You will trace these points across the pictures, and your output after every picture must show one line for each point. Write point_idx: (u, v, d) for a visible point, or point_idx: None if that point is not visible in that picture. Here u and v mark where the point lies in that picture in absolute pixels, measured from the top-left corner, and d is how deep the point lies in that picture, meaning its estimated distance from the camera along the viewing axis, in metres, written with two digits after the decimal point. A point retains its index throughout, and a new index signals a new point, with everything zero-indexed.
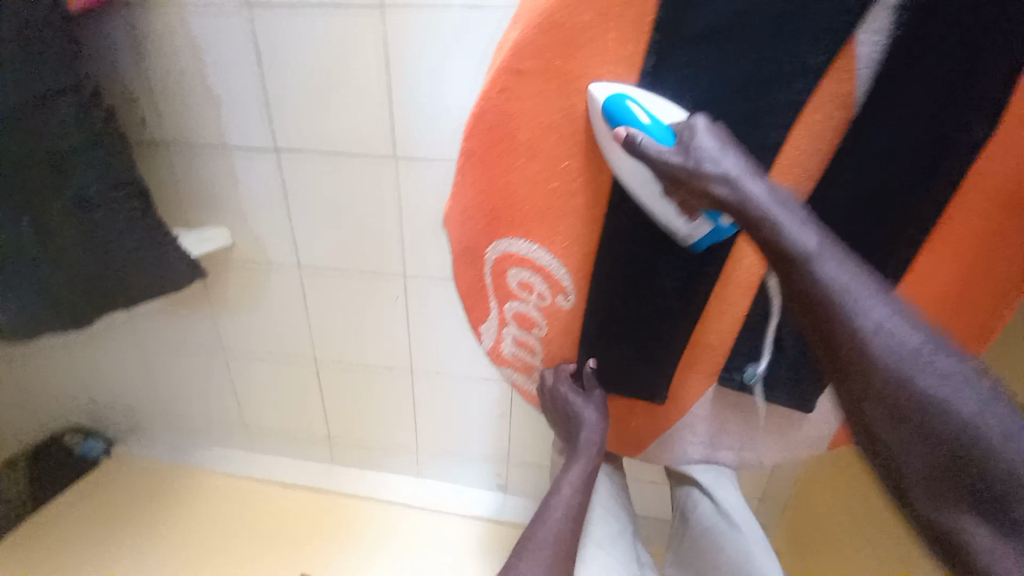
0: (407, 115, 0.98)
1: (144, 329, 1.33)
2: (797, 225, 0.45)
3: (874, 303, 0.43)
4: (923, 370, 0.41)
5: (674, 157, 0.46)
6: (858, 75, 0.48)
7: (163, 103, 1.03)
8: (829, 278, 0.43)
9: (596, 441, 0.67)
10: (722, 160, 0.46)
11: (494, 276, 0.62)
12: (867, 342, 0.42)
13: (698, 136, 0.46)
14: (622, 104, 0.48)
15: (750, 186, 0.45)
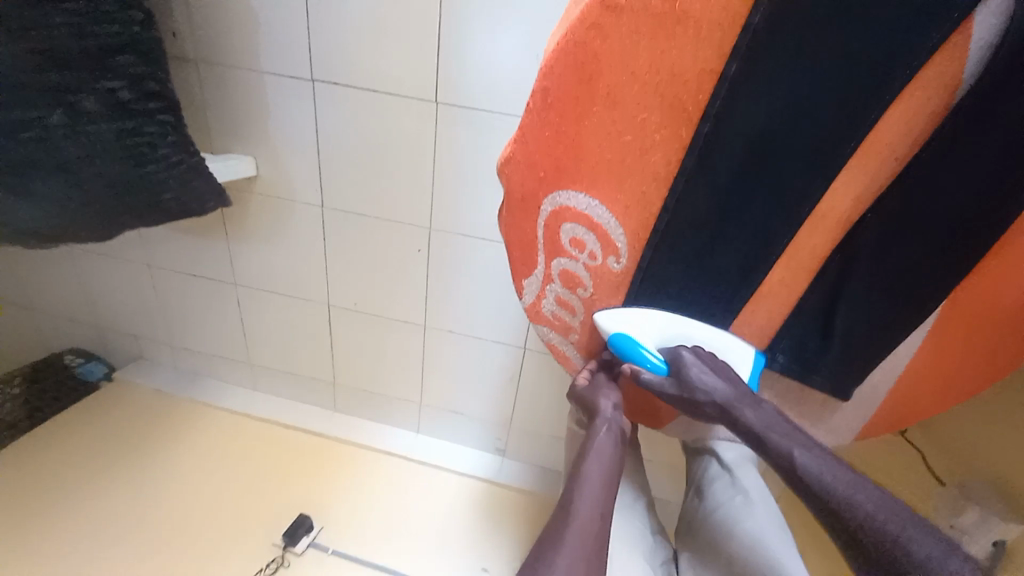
0: (456, 54, 0.93)
1: (157, 254, 1.30)
2: (766, 424, 0.58)
3: (849, 487, 0.51)
4: (885, 521, 0.49)
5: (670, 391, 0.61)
6: (969, 59, 0.44)
7: (199, 16, 0.97)
8: (810, 472, 0.53)
9: (618, 424, 0.68)
10: (713, 392, 0.59)
11: (547, 229, 0.60)
12: (851, 520, 0.50)
13: (685, 371, 0.60)
14: (628, 341, 0.63)
15: (731, 404, 0.59)
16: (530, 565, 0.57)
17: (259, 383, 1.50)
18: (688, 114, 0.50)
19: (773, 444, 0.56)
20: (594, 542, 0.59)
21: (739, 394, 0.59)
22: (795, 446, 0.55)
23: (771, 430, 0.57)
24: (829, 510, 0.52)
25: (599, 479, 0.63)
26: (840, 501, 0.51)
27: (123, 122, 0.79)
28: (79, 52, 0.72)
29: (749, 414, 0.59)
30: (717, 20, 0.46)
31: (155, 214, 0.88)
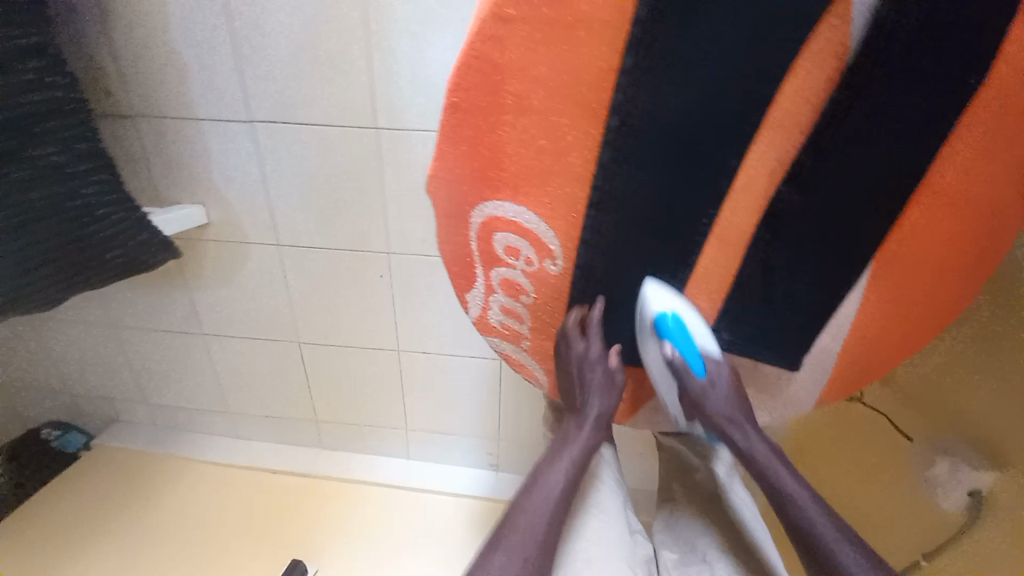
0: (389, 79, 0.94)
1: (120, 314, 1.28)
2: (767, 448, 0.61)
3: (833, 534, 0.54)
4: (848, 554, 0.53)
5: (695, 388, 0.62)
6: (852, 21, 0.45)
7: (126, 69, 0.97)
8: (801, 512, 0.56)
9: (603, 391, 0.65)
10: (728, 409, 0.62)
11: (481, 241, 0.60)
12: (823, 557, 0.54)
13: (717, 385, 0.62)
14: (676, 325, 0.60)
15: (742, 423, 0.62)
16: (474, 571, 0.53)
17: (240, 430, 1.46)
18: (597, 111, 0.51)
19: (769, 476, 0.59)
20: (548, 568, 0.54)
21: (746, 414, 0.63)
22: (789, 481, 0.58)
23: (774, 466, 0.60)
24: (802, 542, 0.56)
25: (554, 489, 0.59)
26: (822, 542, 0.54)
27: (60, 187, 0.77)
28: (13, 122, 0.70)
29: (745, 432, 0.62)
30: (605, 18, 0.47)
31: (100, 273, 0.86)
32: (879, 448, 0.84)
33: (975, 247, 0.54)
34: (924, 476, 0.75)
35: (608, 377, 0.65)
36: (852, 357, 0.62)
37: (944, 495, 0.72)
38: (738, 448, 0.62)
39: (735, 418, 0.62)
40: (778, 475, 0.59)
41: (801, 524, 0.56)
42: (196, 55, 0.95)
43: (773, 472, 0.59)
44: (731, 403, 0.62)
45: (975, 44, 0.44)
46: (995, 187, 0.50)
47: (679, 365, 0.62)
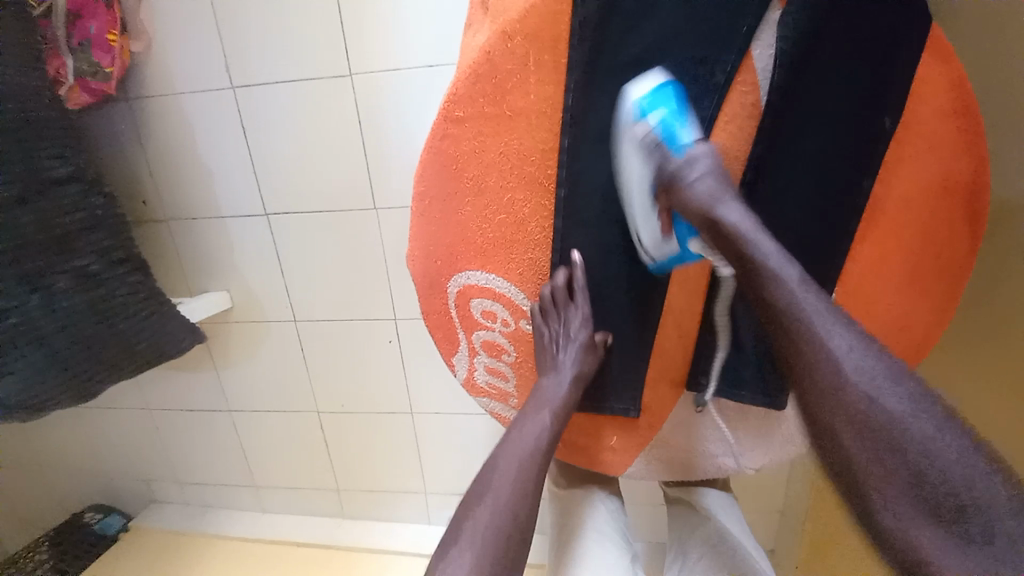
0: (383, 166, 1.05)
1: (156, 396, 1.38)
2: (776, 250, 0.48)
3: (866, 369, 0.43)
4: (876, 389, 0.42)
5: (672, 166, 0.52)
6: (761, 84, 0.51)
7: (162, 181, 1.13)
8: (823, 341, 0.45)
9: (577, 342, 0.60)
10: (709, 187, 0.50)
11: (459, 307, 0.65)
12: (842, 397, 0.43)
13: (699, 162, 0.51)
14: (656, 101, 0.51)
15: (733, 208, 0.50)
16: (448, 537, 0.54)
17: (266, 503, 1.49)
18: (546, 184, 0.58)
19: (776, 279, 0.47)
20: (518, 537, 0.54)
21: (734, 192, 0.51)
22: (804, 294, 0.46)
23: (786, 269, 0.47)
24: (814, 380, 0.45)
25: (529, 451, 0.58)
26: (848, 379, 0.43)
27: (94, 290, 0.87)
28: (45, 240, 0.81)
29: (734, 213, 0.49)
30: (541, 108, 0.55)
31: (134, 363, 0.94)
32: None
33: (940, 281, 0.55)
34: None
35: (584, 336, 0.61)
36: None
37: None
38: (725, 231, 0.49)
39: (725, 195, 0.50)
40: (790, 284, 0.47)
41: (823, 356, 0.45)
42: (216, 163, 1.10)
43: (784, 279, 0.47)
44: (721, 178, 0.51)
45: (872, 98, 0.50)
46: (940, 213, 0.53)
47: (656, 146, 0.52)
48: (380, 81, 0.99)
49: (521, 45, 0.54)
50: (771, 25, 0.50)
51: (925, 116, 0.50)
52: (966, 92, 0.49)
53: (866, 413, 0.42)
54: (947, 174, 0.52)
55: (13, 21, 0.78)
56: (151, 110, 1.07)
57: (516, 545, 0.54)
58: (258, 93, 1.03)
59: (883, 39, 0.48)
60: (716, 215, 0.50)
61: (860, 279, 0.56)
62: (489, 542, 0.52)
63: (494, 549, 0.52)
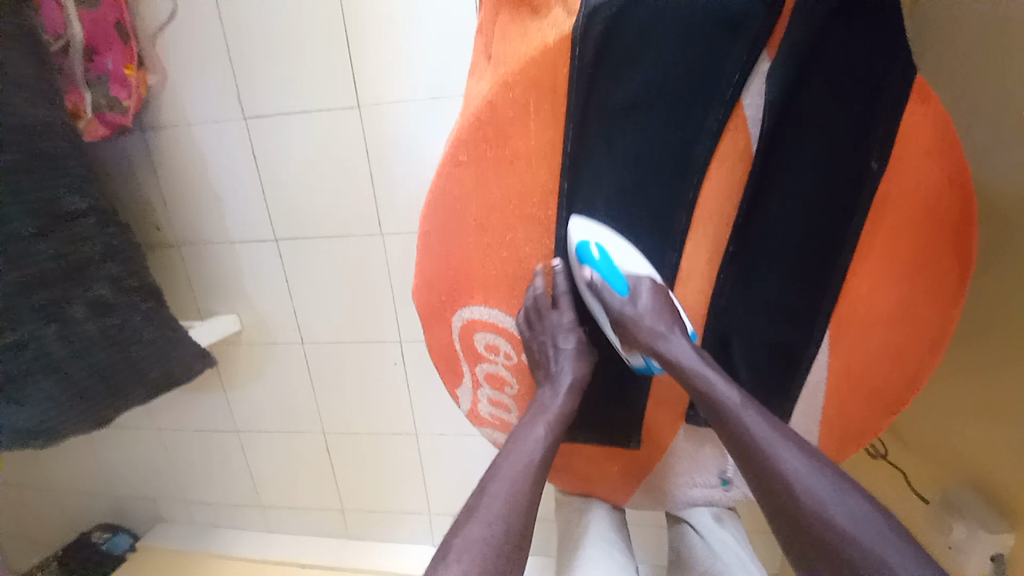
0: (389, 193, 1.08)
1: (166, 416, 1.40)
2: (719, 380, 0.53)
3: (824, 489, 0.46)
4: (824, 504, 0.46)
5: (617, 307, 0.58)
6: (752, 131, 0.54)
7: (175, 207, 1.16)
8: (781, 462, 0.48)
9: (571, 354, 0.62)
10: (652, 325, 0.55)
11: (462, 341, 0.67)
12: (806, 526, 0.46)
13: (637, 301, 0.57)
14: (588, 248, 0.59)
15: (676, 344, 0.55)
16: (437, 556, 0.48)
17: (272, 523, 1.50)
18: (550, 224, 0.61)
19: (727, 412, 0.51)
20: (517, 547, 0.49)
21: (674, 325, 0.56)
22: (750, 417, 0.51)
23: (734, 396, 0.52)
24: (778, 507, 0.48)
25: (527, 459, 0.55)
26: (803, 496, 0.46)
27: (108, 318, 0.90)
28: (61, 272, 0.84)
29: (677, 346, 0.55)
30: (542, 152, 0.58)
31: (144, 390, 0.96)
32: (899, 510, 0.78)
33: (932, 312, 0.55)
34: (946, 542, 0.66)
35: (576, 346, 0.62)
36: (839, 426, 0.61)
37: (967, 562, 0.63)
38: (675, 367, 0.54)
39: (667, 333, 0.55)
40: (739, 411, 0.51)
41: (776, 477, 0.48)
42: (227, 190, 1.13)
43: (735, 406, 0.51)
44: (660, 313, 0.56)
45: (860, 143, 0.52)
46: (928, 244, 0.53)
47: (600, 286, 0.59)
48: (387, 111, 1.02)
49: (521, 93, 0.57)
50: (760, 76, 0.52)
51: (913, 154, 0.51)
52: (951, 131, 0.50)
53: (834, 539, 0.44)
54: (936, 210, 0.52)
55: (27, 59, 0.82)
56: (166, 140, 1.11)
57: (512, 558, 0.49)
58: (269, 124, 1.06)
59: (869, 88, 0.50)
60: (665, 351, 0.55)
61: (851, 308, 0.57)
62: (483, 557, 0.47)
63: (488, 565, 0.47)
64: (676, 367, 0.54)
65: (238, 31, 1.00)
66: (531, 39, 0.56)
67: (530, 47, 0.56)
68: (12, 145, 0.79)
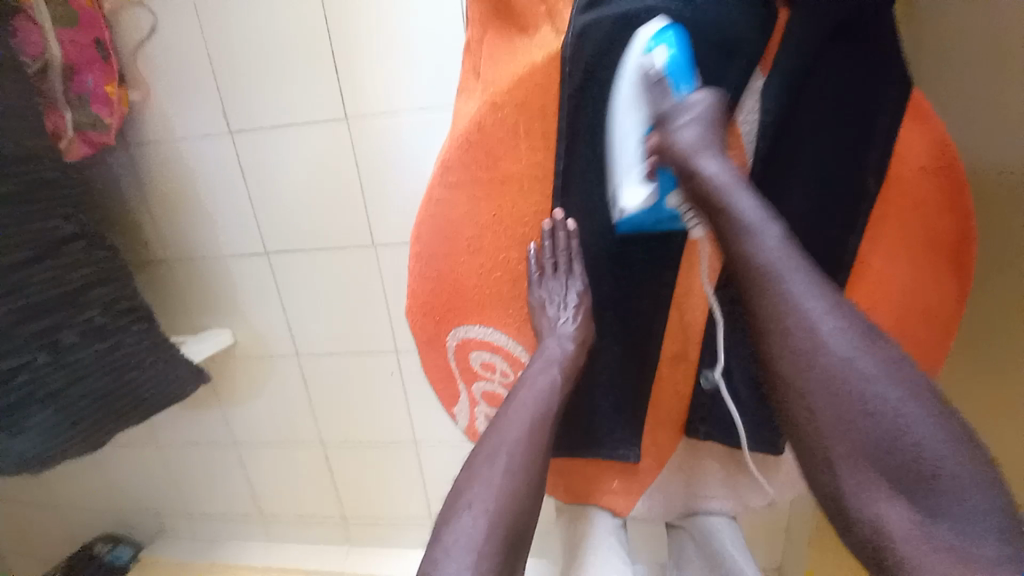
0: (379, 204, 1.07)
1: (164, 430, 1.40)
2: (751, 206, 0.49)
3: (839, 328, 0.46)
4: (836, 344, 0.46)
5: (669, 105, 0.52)
6: (747, 147, 0.58)
7: (163, 222, 1.15)
8: (798, 301, 0.47)
9: (579, 305, 0.64)
10: (694, 133, 0.50)
11: (458, 360, 0.66)
12: (810, 362, 0.46)
13: (687, 111, 0.51)
14: (662, 41, 0.52)
15: (712, 163, 0.50)
16: (449, 502, 0.54)
17: (274, 532, 1.50)
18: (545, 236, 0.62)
19: (752, 233, 0.48)
20: (518, 520, 0.53)
21: (719, 145, 0.51)
22: (776, 248, 0.48)
23: (762, 225, 0.48)
24: (786, 341, 0.47)
25: (528, 420, 0.58)
26: (817, 334, 0.46)
27: (104, 342, 0.89)
28: (53, 297, 0.83)
29: (714, 165, 0.50)
30: (534, 173, 0.60)
31: (141, 412, 0.95)
32: None
33: (928, 321, 0.58)
34: None
35: (580, 301, 0.64)
36: None
37: None
38: (704, 181, 0.50)
39: (710, 149, 0.50)
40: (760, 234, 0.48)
41: (789, 309, 0.47)
42: (215, 204, 1.11)
43: (761, 235, 0.48)
44: (709, 130, 0.51)
45: (843, 160, 0.57)
46: (923, 256, 0.57)
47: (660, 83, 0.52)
48: (377, 123, 1.00)
49: (512, 116, 0.58)
50: (754, 93, 0.56)
51: (908, 171, 0.55)
52: (947, 149, 0.54)
53: (840, 373, 0.45)
54: (930, 221, 0.56)
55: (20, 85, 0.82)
56: (150, 155, 1.09)
57: (516, 536, 0.53)
58: (255, 136, 1.04)
59: (848, 110, 0.55)
60: (697, 164, 0.50)
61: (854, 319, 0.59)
62: (487, 526, 0.51)
63: (490, 532, 0.51)
64: (704, 181, 0.50)
65: (222, 43, 0.98)
66: (520, 58, 0.58)
67: (520, 66, 0.58)
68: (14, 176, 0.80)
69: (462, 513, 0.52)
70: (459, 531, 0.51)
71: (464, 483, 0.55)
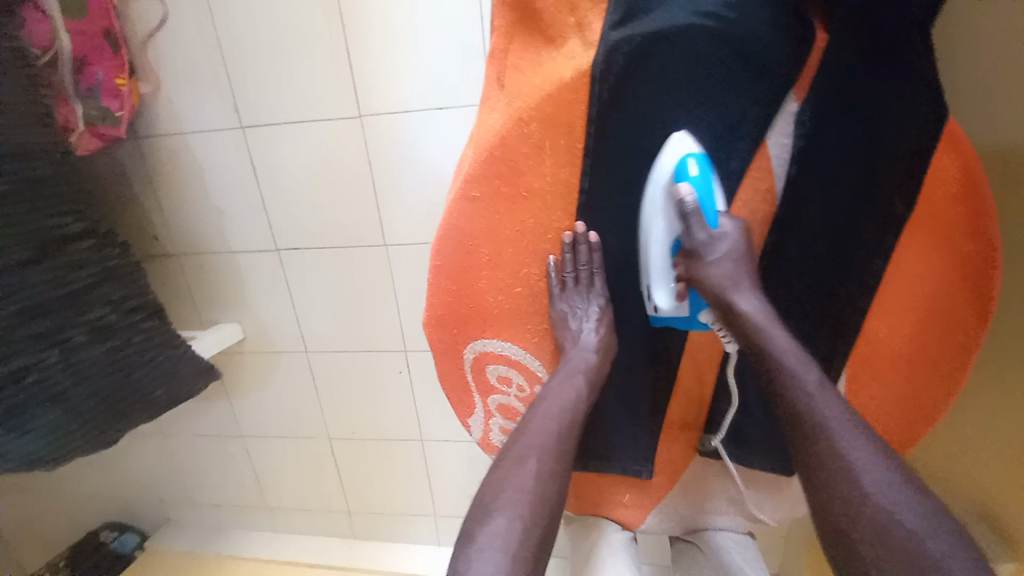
0: (391, 203, 1.06)
1: (172, 421, 1.41)
2: (773, 334, 0.55)
3: (850, 437, 0.51)
4: (848, 453, 0.50)
5: (701, 238, 0.56)
6: (775, 172, 0.60)
7: (172, 217, 1.14)
8: (816, 415, 0.52)
9: (601, 317, 0.64)
10: (722, 269, 0.56)
11: (474, 372, 0.67)
12: (829, 471, 0.50)
13: (716, 246, 0.56)
14: (685, 169, 0.54)
15: (740, 296, 0.56)
16: (475, 509, 0.54)
17: (280, 523, 1.51)
18: (569, 251, 0.62)
19: (777, 359, 0.54)
20: (541, 529, 0.53)
21: (749, 277, 0.56)
22: (799, 367, 0.54)
23: (786, 352, 0.54)
24: (808, 449, 0.52)
25: (552, 428, 0.58)
26: (831, 444, 0.51)
27: (112, 340, 0.89)
28: (59, 297, 0.82)
29: (746, 299, 0.56)
30: (557, 190, 0.60)
31: (148, 409, 0.96)
32: None
33: (952, 324, 0.59)
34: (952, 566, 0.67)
35: (602, 313, 0.64)
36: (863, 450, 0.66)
37: None
38: (733, 314, 0.56)
39: (742, 284, 0.56)
40: (799, 372, 0.54)
41: (808, 423, 0.52)
42: (225, 199, 1.10)
43: (782, 357, 0.54)
44: (739, 265, 0.56)
45: (867, 183, 0.57)
46: (947, 262, 0.57)
47: (692, 214, 0.55)
48: (390, 120, 0.98)
49: (536, 131, 0.58)
50: (787, 116, 0.58)
51: (930, 183, 0.55)
52: (968, 163, 0.54)
53: (854, 481, 0.49)
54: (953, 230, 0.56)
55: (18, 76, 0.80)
56: (159, 148, 1.08)
57: (534, 556, 0.51)
58: (266, 132, 1.03)
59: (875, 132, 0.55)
60: (729, 298, 0.56)
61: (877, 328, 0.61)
62: (513, 536, 0.51)
63: (517, 539, 0.51)
64: (734, 312, 0.56)
65: (233, 36, 0.96)
66: (546, 71, 0.57)
67: (546, 80, 0.57)
68: (13, 173, 0.78)
69: (486, 525, 0.52)
70: (487, 540, 0.50)
71: (486, 493, 0.54)
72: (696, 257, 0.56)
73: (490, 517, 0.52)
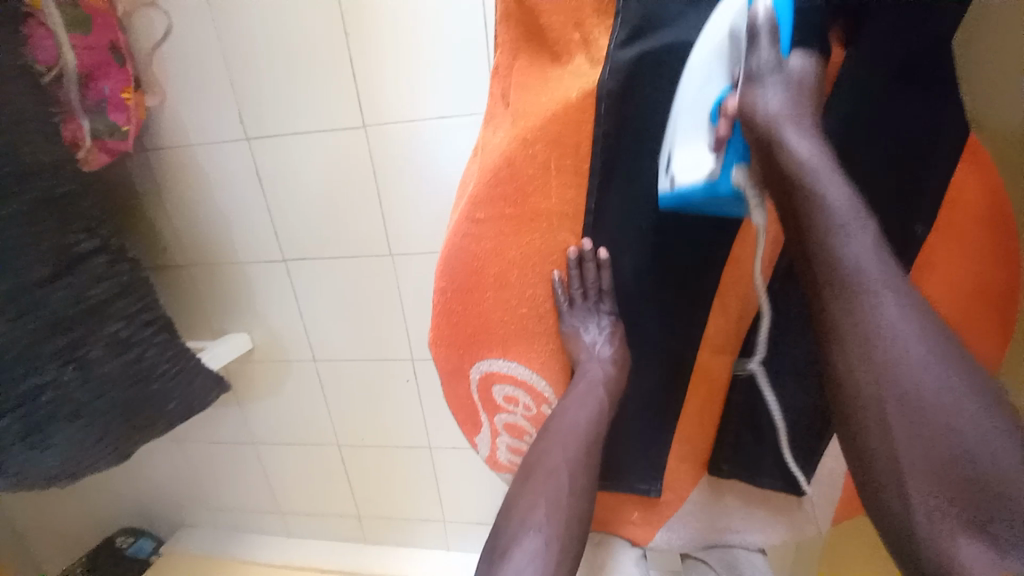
0: (398, 214, 1.05)
1: (185, 427, 1.42)
2: (831, 183, 0.42)
3: (911, 326, 0.40)
4: (903, 343, 0.39)
5: (762, 60, 0.45)
6: None
7: (182, 229, 1.15)
8: (869, 290, 0.41)
9: (613, 329, 0.64)
10: (779, 101, 0.44)
11: (480, 392, 0.66)
12: (876, 365, 0.40)
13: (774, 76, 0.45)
14: None
15: (797, 132, 0.43)
16: (503, 532, 0.56)
17: (292, 527, 1.53)
18: (579, 269, 0.62)
19: (835, 215, 0.42)
20: (571, 538, 0.56)
21: (812, 120, 0.44)
22: (855, 229, 0.42)
23: (844, 208, 0.42)
24: (849, 337, 0.41)
25: (576, 440, 0.59)
26: (885, 336, 0.40)
27: (126, 355, 0.89)
28: (75, 314, 0.83)
29: (802, 137, 0.44)
30: (564, 210, 0.60)
31: (162, 422, 0.96)
32: None
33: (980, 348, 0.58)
34: None
35: (615, 325, 0.64)
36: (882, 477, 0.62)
37: None
38: (785, 154, 0.43)
39: (802, 123, 0.44)
40: (847, 223, 0.42)
41: (860, 300, 0.41)
42: (233, 210, 1.11)
43: (837, 216, 0.42)
44: (801, 103, 0.45)
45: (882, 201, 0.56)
46: (975, 284, 0.56)
47: (761, 30, 0.45)
48: (396, 130, 0.98)
49: (542, 152, 0.57)
50: None
51: (963, 200, 0.55)
52: (997, 186, 0.54)
53: (911, 380, 0.39)
54: (982, 251, 0.56)
55: None
56: (167, 161, 1.08)
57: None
58: (272, 144, 1.03)
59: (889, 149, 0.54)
60: (779, 132, 0.43)
61: None
62: (548, 551, 0.54)
63: (553, 553, 0.54)
64: (788, 152, 0.43)
65: (238, 49, 0.96)
66: (552, 89, 0.57)
67: (553, 100, 0.56)
68: (29, 192, 0.79)
69: (516, 550, 0.53)
70: (520, 559, 0.52)
71: (514, 515, 0.56)
72: (745, 82, 0.46)
73: (523, 538, 0.54)
